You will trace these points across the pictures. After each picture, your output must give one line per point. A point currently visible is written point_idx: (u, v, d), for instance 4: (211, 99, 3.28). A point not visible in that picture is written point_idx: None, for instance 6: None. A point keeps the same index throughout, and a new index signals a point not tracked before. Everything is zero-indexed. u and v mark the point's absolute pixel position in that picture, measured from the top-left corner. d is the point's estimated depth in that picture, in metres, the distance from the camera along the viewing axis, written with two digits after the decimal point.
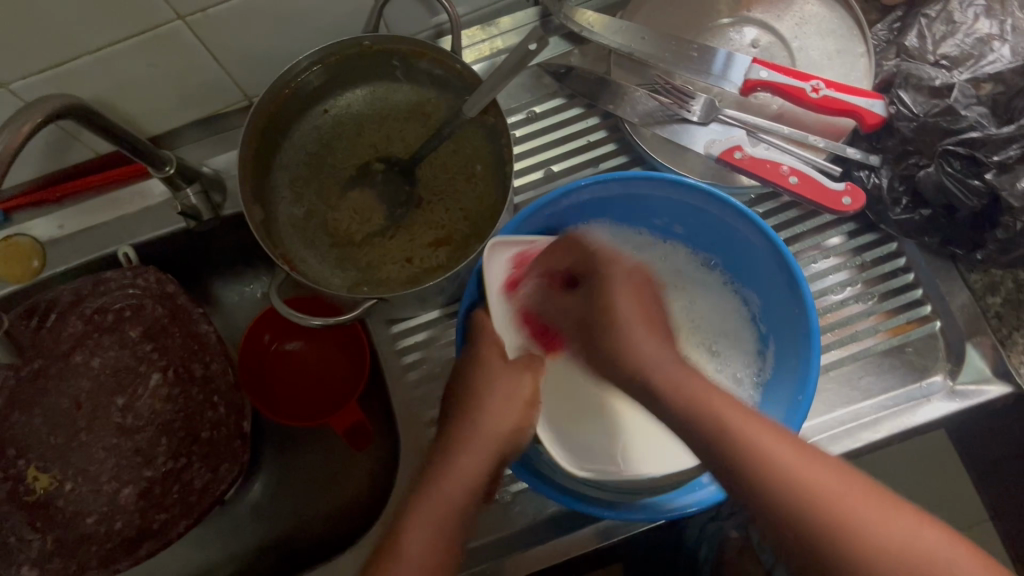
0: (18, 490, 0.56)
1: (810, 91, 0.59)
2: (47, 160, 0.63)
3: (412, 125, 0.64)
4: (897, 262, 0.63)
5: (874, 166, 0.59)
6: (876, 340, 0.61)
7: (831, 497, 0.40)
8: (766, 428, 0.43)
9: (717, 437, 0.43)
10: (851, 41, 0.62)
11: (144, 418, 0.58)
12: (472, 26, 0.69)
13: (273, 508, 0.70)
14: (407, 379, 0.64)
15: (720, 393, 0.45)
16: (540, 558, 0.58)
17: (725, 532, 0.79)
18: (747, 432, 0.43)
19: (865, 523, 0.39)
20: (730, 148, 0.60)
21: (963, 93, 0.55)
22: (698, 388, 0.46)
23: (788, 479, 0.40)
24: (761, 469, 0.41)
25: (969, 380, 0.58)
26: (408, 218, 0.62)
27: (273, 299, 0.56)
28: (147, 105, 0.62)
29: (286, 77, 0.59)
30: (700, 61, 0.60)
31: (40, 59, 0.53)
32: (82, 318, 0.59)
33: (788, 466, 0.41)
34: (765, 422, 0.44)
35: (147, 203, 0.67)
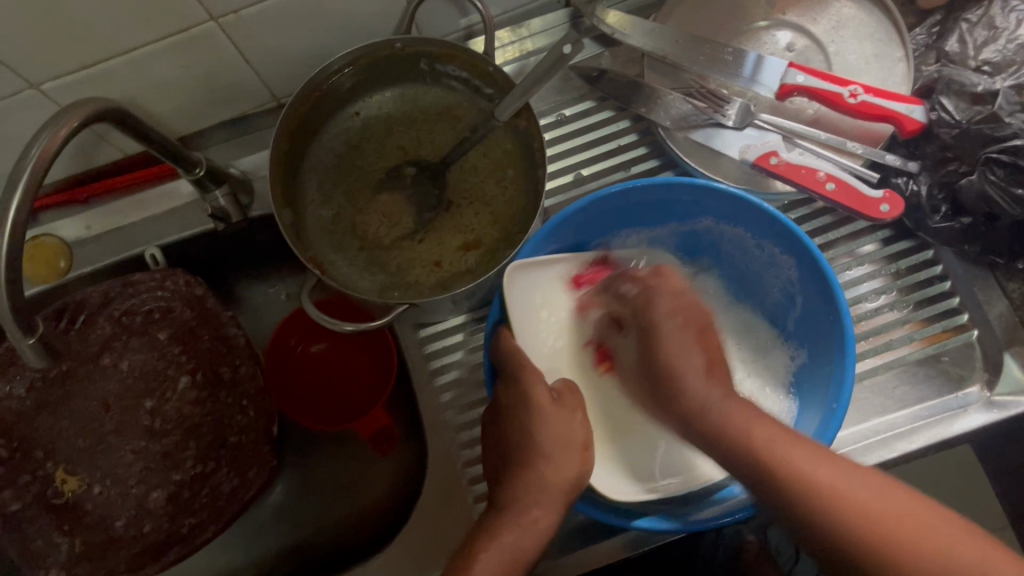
0: (47, 493, 0.56)
1: (848, 96, 0.58)
2: (76, 160, 0.63)
3: (442, 127, 0.63)
4: (934, 270, 0.62)
5: (913, 173, 0.58)
6: (911, 349, 0.61)
7: (875, 511, 0.41)
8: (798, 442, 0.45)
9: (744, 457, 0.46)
10: (889, 45, 0.61)
11: (172, 421, 0.58)
12: (503, 28, 0.68)
13: (298, 510, 0.70)
14: (435, 383, 0.64)
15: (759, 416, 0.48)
16: (570, 566, 0.58)
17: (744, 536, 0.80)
18: (784, 453, 0.45)
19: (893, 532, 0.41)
20: (765, 153, 0.59)
21: (1007, 100, 0.54)
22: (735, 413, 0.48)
23: (811, 486, 0.43)
24: (800, 490, 0.43)
25: (1007, 391, 0.58)
26: (438, 222, 0.62)
27: (303, 303, 0.55)
28: (176, 105, 0.62)
29: (318, 78, 0.58)
30: (734, 64, 0.60)
31: (73, 59, 0.53)
32: (111, 320, 0.59)
33: (826, 486, 0.42)
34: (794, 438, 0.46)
35: (174, 204, 0.66)
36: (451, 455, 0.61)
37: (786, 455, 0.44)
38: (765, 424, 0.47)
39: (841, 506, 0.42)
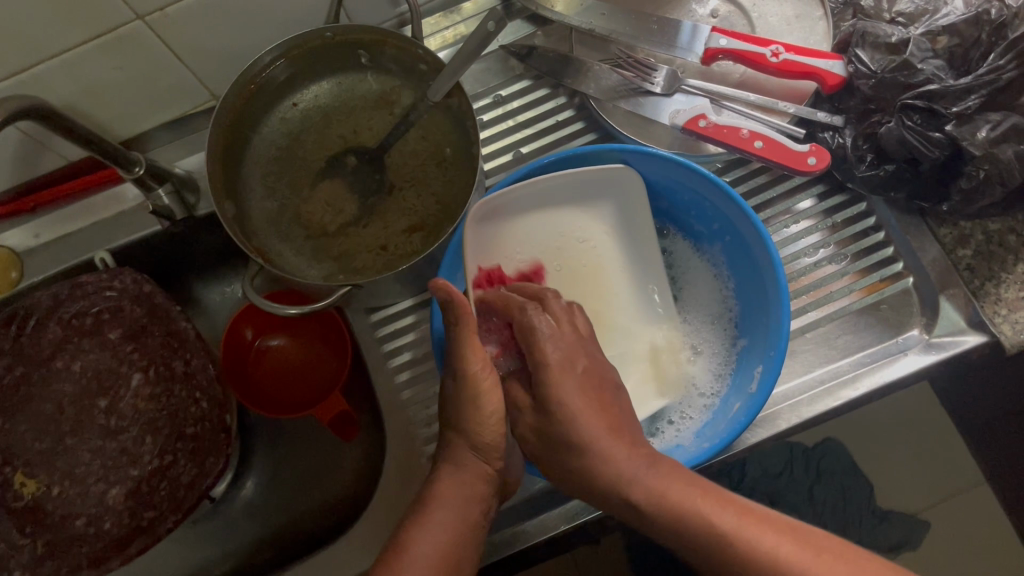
0: (8, 497, 0.56)
1: (770, 56, 0.59)
2: (19, 170, 0.63)
3: (380, 114, 0.64)
4: (868, 222, 0.64)
5: (838, 127, 0.60)
6: (851, 299, 0.62)
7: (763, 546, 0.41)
8: (700, 491, 0.45)
9: (650, 508, 0.45)
10: (808, 5, 0.63)
11: (129, 418, 0.59)
12: (435, 14, 0.69)
13: (264, 504, 0.71)
14: (390, 365, 0.65)
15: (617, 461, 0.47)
16: (530, 533, 0.59)
17: None
18: (659, 486, 0.45)
19: (776, 549, 0.41)
20: (694, 117, 0.60)
21: (918, 47, 0.56)
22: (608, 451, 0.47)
23: (711, 529, 0.43)
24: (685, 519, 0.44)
25: (945, 332, 0.59)
26: (382, 206, 0.62)
27: (249, 293, 0.55)
28: (116, 109, 0.63)
29: (251, 71, 0.59)
30: (663, 33, 0.62)
31: (2, 65, 0.53)
32: (62, 323, 0.60)
33: (707, 513, 0.43)
34: (699, 484, 0.45)
35: (122, 208, 0.67)
36: (407, 434, 0.62)
37: (702, 511, 0.44)
38: (652, 464, 0.47)
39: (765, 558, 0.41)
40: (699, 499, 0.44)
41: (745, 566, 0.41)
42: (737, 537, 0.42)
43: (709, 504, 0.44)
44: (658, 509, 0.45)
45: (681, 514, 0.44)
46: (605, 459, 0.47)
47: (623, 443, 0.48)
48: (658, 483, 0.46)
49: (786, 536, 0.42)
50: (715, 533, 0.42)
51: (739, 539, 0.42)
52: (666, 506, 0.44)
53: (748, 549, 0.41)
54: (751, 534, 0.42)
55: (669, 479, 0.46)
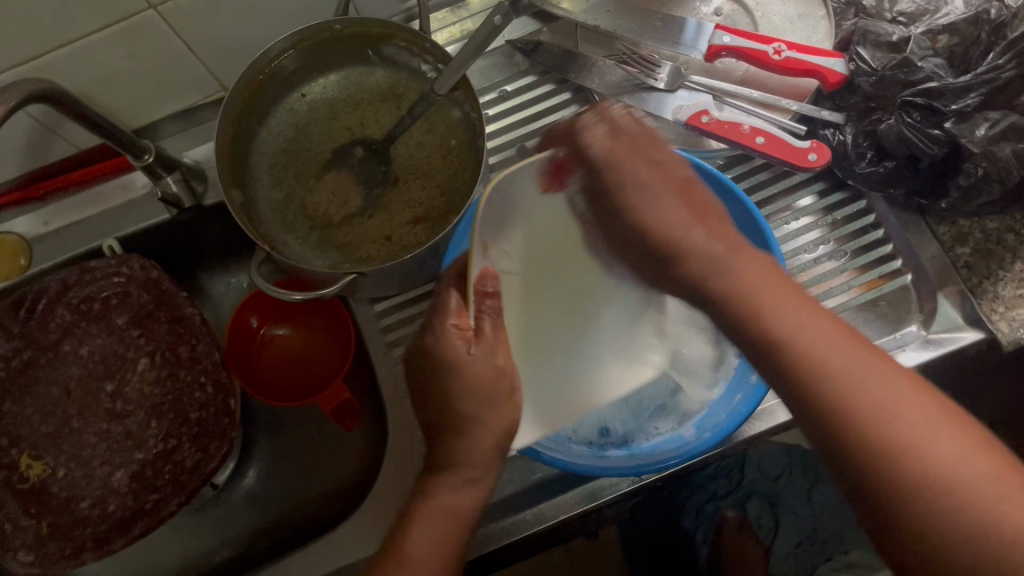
0: (13, 478, 0.57)
1: (773, 53, 0.60)
2: (29, 158, 0.64)
3: (386, 107, 0.65)
4: (867, 219, 0.64)
5: (839, 124, 0.60)
6: (851, 295, 0.63)
7: (855, 395, 0.36)
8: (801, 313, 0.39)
9: (743, 311, 0.41)
10: (811, 5, 0.64)
11: (134, 402, 0.60)
12: (442, 9, 0.70)
13: (265, 492, 0.71)
14: (390, 356, 0.65)
15: (730, 249, 0.43)
16: (529, 522, 0.59)
17: (723, 511, 0.87)
18: (765, 298, 0.40)
19: (857, 372, 0.37)
20: (697, 112, 0.61)
21: (919, 45, 0.56)
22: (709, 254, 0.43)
23: (800, 346, 0.38)
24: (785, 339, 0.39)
25: (943, 329, 0.59)
26: (386, 198, 0.63)
27: (255, 280, 0.56)
28: (126, 98, 0.63)
29: (261, 61, 0.60)
30: (667, 30, 0.63)
31: (15, 52, 0.54)
32: (70, 307, 0.61)
33: (797, 335, 0.39)
34: (802, 301, 0.40)
35: (131, 196, 0.68)
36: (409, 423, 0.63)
37: (797, 331, 0.39)
38: (762, 275, 0.41)
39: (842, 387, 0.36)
40: (803, 321, 0.39)
41: (796, 358, 0.38)
42: (821, 359, 0.37)
43: (807, 325, 0.39)
44: (745, 314, 0.41)
45: (779, 333, 0.39)
46: (694, 244, 0.44)
47: (706, 229, 0.45)
48: (753, 276, 0.41)
49: (902, 388, 0.36)
50: (802, 347, 0.38)
51: (811, 347, 0.38)
52: (754, 305, 0.40)
53: (841, 382, 0.37)
54: (822, 341, 0.38)
55: (778, 295, 0.40)
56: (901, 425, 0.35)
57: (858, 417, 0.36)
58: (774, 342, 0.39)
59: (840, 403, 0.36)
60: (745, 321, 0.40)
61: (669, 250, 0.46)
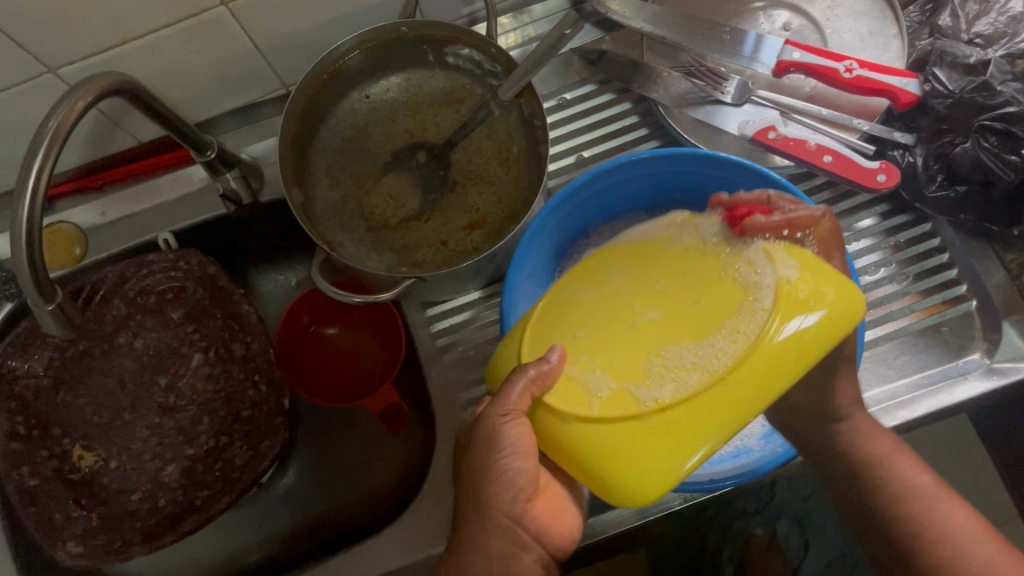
0: (64, 468, 0.57)
1: (843, 71, 0.59)
2: (91, 149, 0.64)
3: (446, 111, 0.64)
4: (932, 242, 0.63)
5: (908, 145, 0.60)
6: (911, 320, 0.61)
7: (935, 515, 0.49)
8: (893, 442, 0.52)
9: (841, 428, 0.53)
10: (883, 23, 0.63)
11: (187, 397, 0.60)
12: (505, 15, 0.69)
13: (307, 492, 0.71)
14: (440, 361, 0.64)
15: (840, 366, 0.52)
16: (576, 536, 0.59)
17: (752, 530, 0.86)
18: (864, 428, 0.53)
19: (932, 506, 0.49)
20: (763, 128, 0.60)
21: (998, 69, 0.55)
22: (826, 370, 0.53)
23: (894, 473, 0.51)
24: (871, 461, 0.52)
25: (1006, 358, 0.58)
26: (444, 202, 0.62)
27: (314, 277, 0.57)
28: (189, 92, 0.63)
29: (327, 60, 0.60)
30: (731, 43, 0.62)
31: (87, 44, 0.54)
32: (126, 300, 0.61)
33: (884, 457, 0.52)
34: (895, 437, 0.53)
35: (187, 190, 0.67)
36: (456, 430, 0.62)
37: (884, 455, 0.52)
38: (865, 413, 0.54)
39: (923, 509, 0.49)
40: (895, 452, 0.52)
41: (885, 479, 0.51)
42: (905, 481, 0.51)
43: (890, 449, 0.52)
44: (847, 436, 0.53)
45: (879, 458, 0.52)
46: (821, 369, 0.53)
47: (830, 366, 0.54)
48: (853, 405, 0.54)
49: (956, 504, 0.50)
50: (892, 473, 0.51)
51: (898, 474, 0.51)
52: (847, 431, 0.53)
53: (916, 501, 0.50)
54: (907, 470, 0.51)
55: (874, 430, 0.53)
56: (954, 535, 0.48)
57: (926, 531, 0.48)
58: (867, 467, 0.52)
59: (912, 518, 0.49)
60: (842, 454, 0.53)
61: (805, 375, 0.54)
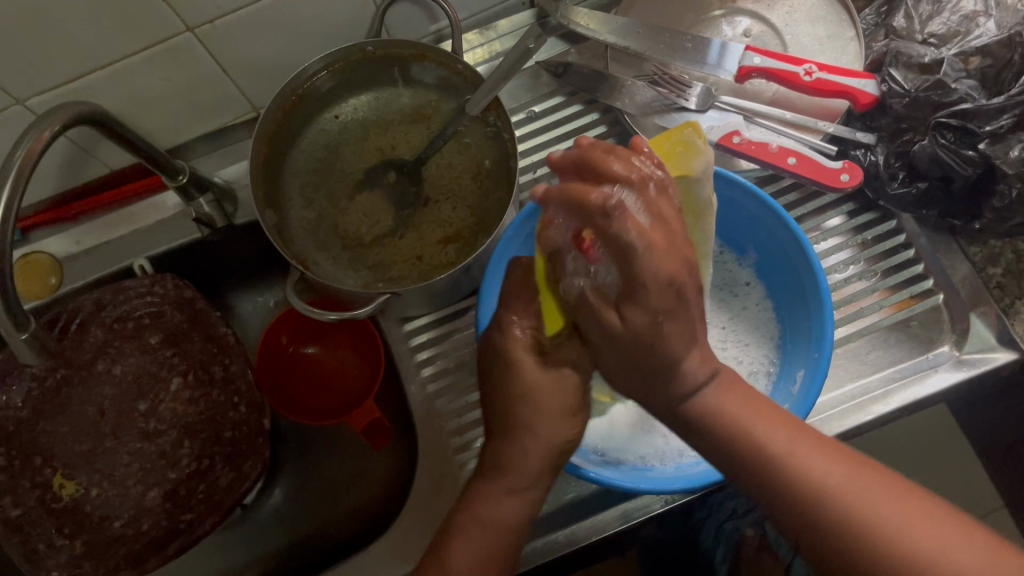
0: (46, 497, 0.57)
1: (804, 75, 0.60)
2: (62, 178, 0.64)
3: (417, 128, 0.65)
4: (898, 239, 0.64)
5: (870, 144, 0.61)
6: (881, 315, 0.62)
7: (881, 527, 0.37)
8: (817, 458, 0.40)
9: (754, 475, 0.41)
10: (840, 25, 0.64)
11: (167, 421, 0.60)
12: (471, 31, 0.70)
13: (293, 512, 0.71)
14: (421, 375, 0.65)
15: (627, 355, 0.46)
16: (560, 542, 0.59)
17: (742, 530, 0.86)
18: (774, 450, 0.41)
19: (869, 508, 0.38)
20: (728, 133, 0.61)
21: (952, 67, 0.57)
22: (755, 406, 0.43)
23: (817, 493, 0.39)
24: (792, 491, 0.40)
25: (974, 350, 0.59)
26: (417, 218, 0.63)
27: (289, 297, 0.57)
28: (160, 118, 0.64)
29: (296, 81, 0.60)
30: (695, 51, 0.63)
31: (55, 75, 0.55)
32: (103, 327, 0.61)
33: (815, 481, 0.39)
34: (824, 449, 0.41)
35: (161, 216, 0.68)
36: (438, 442, 0.62)
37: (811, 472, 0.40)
38: (778, 422, 0.42)
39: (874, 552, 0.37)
40: (800, 444, 0.41)
41: (816, 503, 0.39)
42: (838, 503, 0.39)
43: (817, 458, 0.40)
44: (762, 468, 0.41)
45: (803, 477, 0.40)
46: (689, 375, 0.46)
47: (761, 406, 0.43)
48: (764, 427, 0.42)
49: (915, 525, 0.37)
50: (832, 509, 0.39)
51: (832, 493, 0.39)
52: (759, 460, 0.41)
53: (884, 536, 0.37)
54: (844, 486, 0.39)
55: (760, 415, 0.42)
56: (900, 538, 0.37)
57: (859, 546, 0.38)
58: (809, 520, 0.39)
59: (855, 551, 0.38)
60: (721, 436, 0.42)
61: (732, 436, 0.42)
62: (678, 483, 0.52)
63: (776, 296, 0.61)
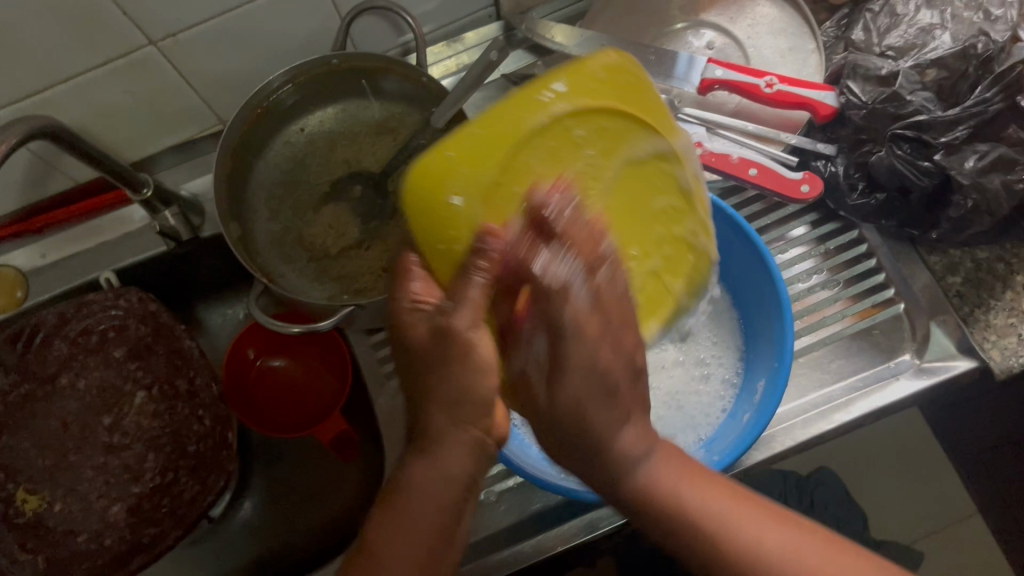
0: (8, 513, 0.57)
1: (764, 86, 0.61)
2: (27, 191, 0.64)
3: (383, 140, 0.65)
4: (860, 248, 0.65)
5: (830, 155, 0.62)
6: (844, 325, 0.63)
7: None
8: (767, 524, 0.39)
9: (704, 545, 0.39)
10: (801, 38, 0.65)
11: (131, 435, 0.60)
12: (438, 43, 0.70)
13: (260, 524, 0.71)
14: (388, 387, 0.65)
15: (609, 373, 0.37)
16: (526, 553, 0.59)
17: None
18: (700, 507, 0.40)
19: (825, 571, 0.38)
20: (692, 144, 0.62)
21: (908, 79, 0.57)
22: (672, 478, 0.40)
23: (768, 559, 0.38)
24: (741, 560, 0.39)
25: (935, 357, 0.60)
26: (384, 230, 0.64)
27: (255, 311, 0.57)
28: (124, 131, 0.64)
29: (262, 94, 0.60)
30: (660, 63, 0.63)
31: (15, 88, 0.55)
32: (67, 341, 0.61)
33: (759, 542, 0.39)
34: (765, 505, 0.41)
35: (127, 228, 0.67)
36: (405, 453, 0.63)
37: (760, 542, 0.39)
38: (709, 482, 0.41)
39: None
40: (731, 500, 0.40)
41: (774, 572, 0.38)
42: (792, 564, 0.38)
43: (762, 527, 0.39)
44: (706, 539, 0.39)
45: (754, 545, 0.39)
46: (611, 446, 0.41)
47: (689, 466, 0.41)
48: (679, 480, 0.40)
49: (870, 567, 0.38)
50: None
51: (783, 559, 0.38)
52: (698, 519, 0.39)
53: None
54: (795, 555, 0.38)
55: (693, 476, 0.41)
56: None
57: None
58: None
59: None
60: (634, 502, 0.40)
61: (657, 507, 0.40)
62: None
63: (740, 309, 0.61)
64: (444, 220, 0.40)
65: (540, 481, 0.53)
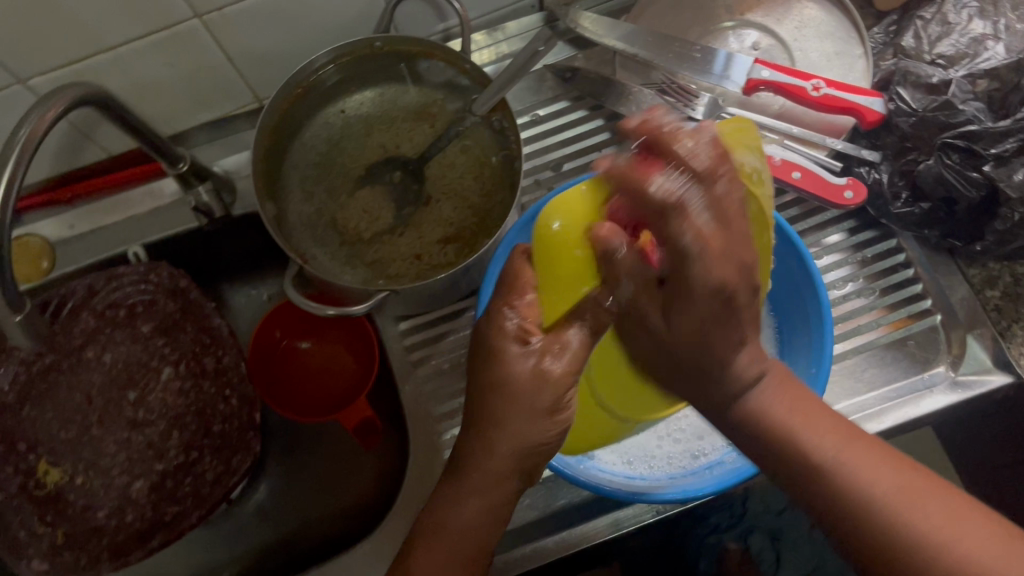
0: (29, 485, 0.56)
1: (811, 89, 0.61)
2: (60, 160, 0.63)
3: (420, 126, 0.64)
4: (897, 258, 0.64)
5: (874, 162, 0.61)
6: (879, 334, 0.62)
7: (920, 528, 0.36)
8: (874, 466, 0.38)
9: (793, 473, 0.40)
10: (849, 43, 0.64)
11: (156, 412, 0.59)
12: (480, 31, 0.70)
13: (275, 509, 0.70)
14: (415, 375, 0.64)
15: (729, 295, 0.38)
16: (549, 550, 0.59)
17: (726, 544, 0.86)
18: (797, 424, 0.41)
19: (916, 518, 0.36)
20: None
21: (960, 88, 0.57)
22: (790, 417, 0.41)
23: (856, 493, 0.38)
24: (833, 494, 0.38)
25: (970, 371, 0.59)
26: (417, 217, 0.63)
27: (288, 290, 0.57)
28: (161, 105, 0.63)
29: (304, 71, 0.60)
30: (702, 61, 0.62)
31: (58, 55, 0.54)
32: (94, 314, 0.60)
33: (864, 485, 0.37)
34: (885, 454, 0.39)
35: (158, 203, 0.67)
36: (430, 443, 0.62)
37: (866, 487, 0.37)
38: (827, 425, 0.40)
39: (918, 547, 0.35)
40: (841, 448, 0.39)
41: (855, 504, 0.37)
42: (888, 504, 0.37)
43: (873, 472, 0.38)
44: (800, 469, 0.40)
45: (840, 474, 0.38)
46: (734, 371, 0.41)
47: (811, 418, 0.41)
48: (783, 409, 0.41)
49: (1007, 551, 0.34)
50: (880, 513, 0.37)
51: (874, 496, 0.37)
52: (793, 441, 0.40)
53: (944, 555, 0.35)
54: (894, 500, 0.37)
55: (801, 409, 0.41)
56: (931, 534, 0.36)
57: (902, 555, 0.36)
58: (837, 505, 0.38)
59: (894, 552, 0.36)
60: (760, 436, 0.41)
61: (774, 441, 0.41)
62: (673, 493, 0.52)
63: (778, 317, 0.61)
64: (571, 250, 0.43)
65: (574, 477, 0.52)
